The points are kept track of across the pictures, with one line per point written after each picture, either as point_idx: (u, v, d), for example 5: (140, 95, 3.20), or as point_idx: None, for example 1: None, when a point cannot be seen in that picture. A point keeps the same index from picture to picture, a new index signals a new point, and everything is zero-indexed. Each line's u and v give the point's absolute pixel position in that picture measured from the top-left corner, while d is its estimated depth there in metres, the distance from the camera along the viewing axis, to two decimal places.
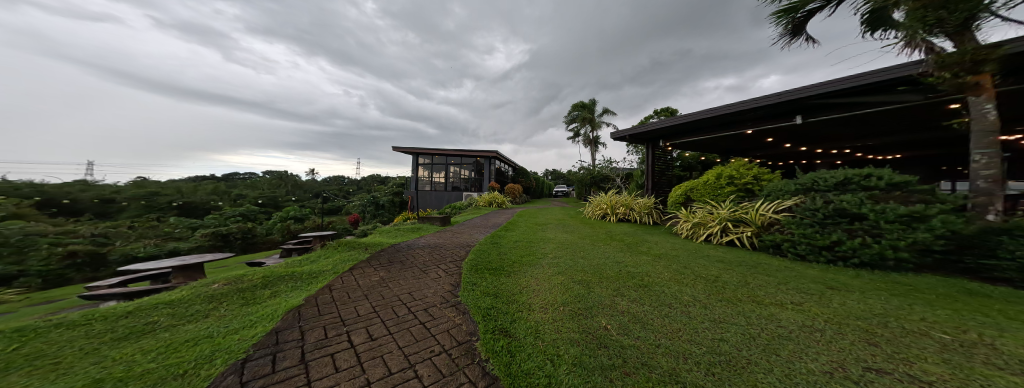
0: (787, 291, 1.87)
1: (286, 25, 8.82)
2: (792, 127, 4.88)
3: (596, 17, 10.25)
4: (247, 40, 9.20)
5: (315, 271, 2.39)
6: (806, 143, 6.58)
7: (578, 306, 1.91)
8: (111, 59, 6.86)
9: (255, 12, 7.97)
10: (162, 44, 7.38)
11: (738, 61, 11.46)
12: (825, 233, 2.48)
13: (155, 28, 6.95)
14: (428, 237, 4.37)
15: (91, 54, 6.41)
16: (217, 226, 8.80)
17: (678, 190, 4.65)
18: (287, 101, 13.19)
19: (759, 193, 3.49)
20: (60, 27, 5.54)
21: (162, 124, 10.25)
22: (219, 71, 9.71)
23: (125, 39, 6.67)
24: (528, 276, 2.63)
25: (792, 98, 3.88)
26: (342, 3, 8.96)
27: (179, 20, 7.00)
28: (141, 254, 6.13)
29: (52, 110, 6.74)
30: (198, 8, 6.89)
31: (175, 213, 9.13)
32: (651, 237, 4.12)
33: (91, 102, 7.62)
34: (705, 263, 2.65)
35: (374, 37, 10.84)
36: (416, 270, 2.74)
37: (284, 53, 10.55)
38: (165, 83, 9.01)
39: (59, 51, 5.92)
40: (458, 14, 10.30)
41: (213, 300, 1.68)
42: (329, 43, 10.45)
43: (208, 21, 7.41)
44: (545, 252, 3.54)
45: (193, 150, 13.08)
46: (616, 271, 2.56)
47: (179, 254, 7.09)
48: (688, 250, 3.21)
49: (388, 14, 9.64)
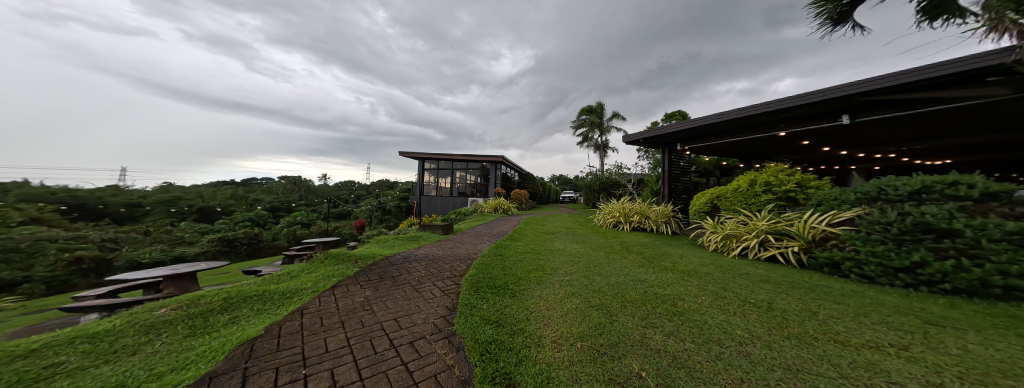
0: (873, 327, 1.44)
1: (303, 36, 9.00)
2: (834, 128, 4.39)
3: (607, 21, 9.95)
4: (267, 50, 9.41)
5: (290, 290, 2.10)
6: (841, 147, 5.99)
7: (600, 342, 1.50)
8: (146, 71, 7.35)
9: (275, 23, 8.22)
10: (193, 56, 7.92)
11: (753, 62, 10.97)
12: (902, 252, 2.04)
13: (185, 41, 7.42)
14: (428, 247, 4.05)
15: (126, 65, 6.94)
16: (224, 231, 8.80)
17: (703, 197, 4.21)
18: (303, 109, 13.44)
19: (805, 201, 3.03)
20: (101, 41, 6.09)
21: (187, 131, 10.75)
22: (244, 82, 10.14)
23: (159, 52, 7.18)
24: (536, 298, 2.25)
25: (839, 94, 3.43)
26: (355, 12, 8.92)
27: (207, 32, 7.50)
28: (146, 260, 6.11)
29: (88, 118, 7.22)
30: (223, 21, 7.35)
31: (193, 217, 9.38)
32: (672, 249, 3.70)
33: (127, 112, 8.17)
34: (744, 283, 2.24)
35: (385, 45, 10.83)
36: (407, 288, 2.41)
37: (302, 62, 10.67)
38: (196, 93, 9.62)
39: (98, 62, 6.44)
40: (466, 22, 10.28)
41: (151, 330, 1.40)
42: (342, 51, 10.49)
43: (232, 33, 7.88)
44: (556, 267, 3.15)
45: (211, 156, 13.51)
46: (641, 292, 2.15)
47: (185, 259, 7.06)
48: (720, 267, 2.78)
49: (398, 22, 9.62)
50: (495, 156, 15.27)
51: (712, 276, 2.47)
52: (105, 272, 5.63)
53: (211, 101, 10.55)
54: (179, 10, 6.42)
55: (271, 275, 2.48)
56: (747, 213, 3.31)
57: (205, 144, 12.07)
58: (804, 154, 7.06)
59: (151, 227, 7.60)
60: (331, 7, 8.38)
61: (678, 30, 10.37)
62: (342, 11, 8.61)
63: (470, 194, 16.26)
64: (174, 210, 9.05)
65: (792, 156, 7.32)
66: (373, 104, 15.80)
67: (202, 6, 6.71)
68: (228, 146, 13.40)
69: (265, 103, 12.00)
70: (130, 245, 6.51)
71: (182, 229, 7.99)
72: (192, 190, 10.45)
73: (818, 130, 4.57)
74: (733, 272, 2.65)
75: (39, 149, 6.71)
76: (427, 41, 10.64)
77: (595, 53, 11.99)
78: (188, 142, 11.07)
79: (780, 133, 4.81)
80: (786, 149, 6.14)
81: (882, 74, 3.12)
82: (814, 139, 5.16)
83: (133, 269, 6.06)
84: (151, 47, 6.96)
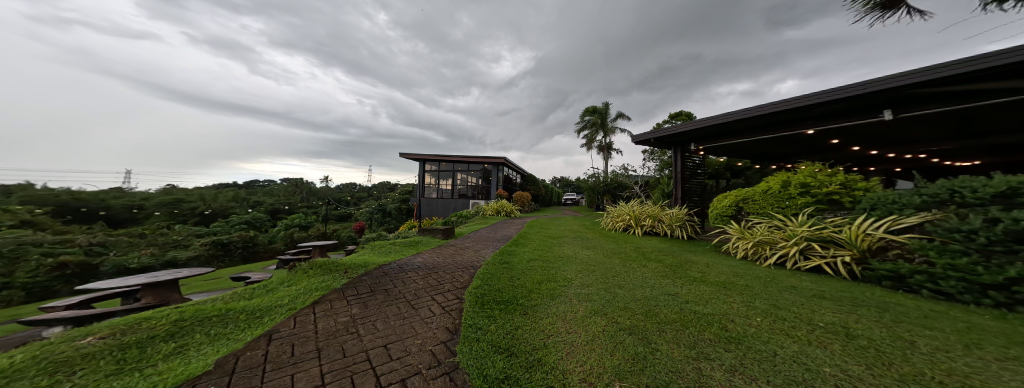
0: (993, 366, 1.08)
1: (305, 38, 8.79)
2: (870, 124, 4.07)
3: (609, 21, 9.65)
4: (269, 53, 9.20)
5: (260, 308, 1.81)
6: (868, 146, 5.60)
7: (643, 381, 1.17)
8: (150, 73, 7.46)
9: (278, 26, 8.00)
10: (197, 59, 7.92)
11: (754, 64, 10.99)
12: (993, 266, 1.66)
13: (189, 44, 7.40)
14: (427, 254, 3.73)
15: (132, 69, 7.09)
16: (219, 234, 8.53)
17: (726, 200, 3.87)
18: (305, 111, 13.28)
19: (853, 205, 2.67)
20: (109, 45, 6.26)
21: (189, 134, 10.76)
22: (247, 84, 9.99)
23: (165, 56, 7.21)
24: (554, 316, 1.93)
25: (884, 87, 3.12)
26: (356, 15, 8.65)
27: (210, 35, 7.37)
28: (135, 265, 5.88)
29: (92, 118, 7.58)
30: (226, 24, 7.15)
31: (196, 220, 9.29)
32: (696, 257, 3.35)
33: (132, 115, 8.40)
34: (795, 299, 1.91)
35: (385, 47, 10.60)
36: (401, 304, 2.11)
37: (304, 65, 10.42)
38: (199, 96, 9.49)
39: (103, 65, 6.64)
40: (466, 24, 10.01)
41: (60, 369, 1.12)
42: (345, 54, 10.28)
43: (236, 36, 7.77)
44: (571, 277, 2.82)
45: (213, 158, 13.50)
46: (676, 311, 1.82)
47: (177, 264, 6.81)
48: (760, 279, 2.43)
49: (399, 25, 9.36)
50: (496, 158, 14.97)
51: (754, 290, 2.14)
52: (90, 278, 5.36)
53: (215, 105, 10.43)
54: (184, 14, 6.31)
55: (242, 289, 2.16)
56: (783, 218, 2.99)
57: (206, 146, 12.07)
58: (823, 155, 6.70)
59: (146, 230, 7.40)
60: (332, 10, 8.07)
61: (682, 32, 10.10)
62: (343, 14, 8.31)
63: (472, 196, 15.98)
64: (175, 212, 8.94)
65: (811, 157, 6.94)
66: (375, 105, 15.53)
67: (205, 9, 6.52)
68: (229, 149, 13.30)
69: (266, 106, 11.83)
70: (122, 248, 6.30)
71: (176, 232, 7.80)
72: (194, 192, 10.34)
73: (851, 126, 4.23)
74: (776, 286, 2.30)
75: (42, 142, 7.07)
76: (427, 43, 10.42)
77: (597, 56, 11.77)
78: (189, 144, 11.09)
79: (809, 131, 4.47)
80: (807, 148, 5.79)
81: (927, 65, 2.86)
82: (844, 137, 4.81)
83: (120, 275, 5.80)
84: (159, 51, 7.04)
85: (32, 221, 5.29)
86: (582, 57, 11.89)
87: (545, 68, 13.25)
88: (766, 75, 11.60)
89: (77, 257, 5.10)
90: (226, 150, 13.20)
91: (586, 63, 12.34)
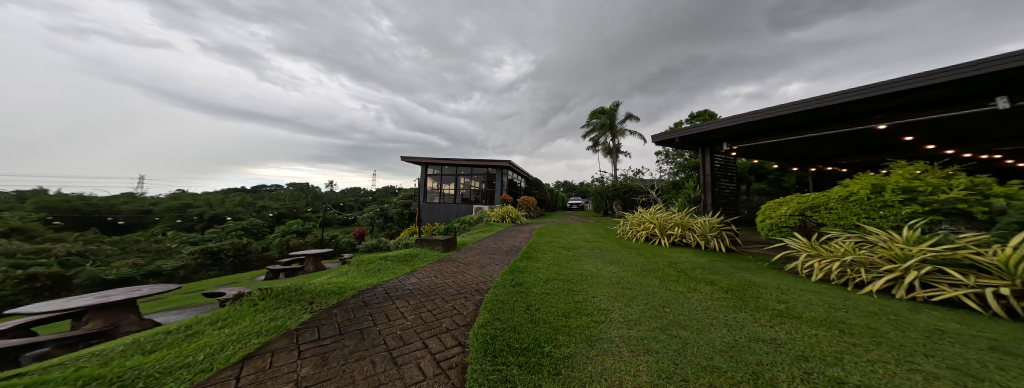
0: None
1: (311, 44, 8.48)
2: (966, 116, 3.40)
3: (612, 24, 9.11)
4: (277, 60, 8.89)
5: (164, 368, 1.20)
6: (939, 144, 4.87)
7: None
8: (164, 80, 7.43)
9: (287, 33, 7.81)
10: (207, 66, 7.84)
11: (760, 67, 10.37)
12: None
13: (201, 51, 7.40)
14: (422, 274, 3.09)
15: (145, 76, 7.09)
16: (214, 241, 7.88)
17: (785, 207, 3.22)
18: (312, 117, 12.94)
19: (997, 220, 2.02)
20: (124, 54, 6.33)
21: (198, 141, 10.55)
22: (255, 91, 9.74)
23: (176, 63, 7.21)
24: (603, 380, 1.30)
25: (1007, 66, 2.51)
26: (360, 21, 8.33)
27: (219, 42, 7.24)
28: (112, 275, 5.24)
29: (104, 126, 7.54)
30: (236, 32, 7.06)
31: (204, 224, 8.92)
32: (760, 279, 2.65)
33: (143, 124, 8.35)
34: (994, 368, 1.24)
35: (390, 53, 10.22)
36: (377, 358, 1.48)
37: (310, 71, 10.08)
38: (209, 101, 9.36)
39: (117, 73, 6.65)
40: (469, 29, 9.67)
41: None
42: (348, 59, 9.91)
43: (245, 43, 7.59)
44: (610, 307, 2.19)
45: (223, 166, 13.42)
46: (806, 379, 1.18)
47: (161, 275, 6.14)
48: (892, 325, 1.73)
49: (403, 30, 9.09)
50: (501, 162, 14.36)
51: (900, 347, 1.47)
52: (60, 293, 4.62)
53: (224, 110, 10.25)
54: (195, 22, 6.26)
55: (147, 336, 1.52)
56: (887, 236, 2.35)
57: (214, 154, 11.91)
58: (870, 155, 5.99)
59: (140, 236, 7.04)
60: (337, 16, 7.84)
61: (682, 34, 9.55)
62: (348, 20, 8.09)
63: (474, 201, 15.35)
64: (182, 219, 8.62)
65: (858, 157, 6.25)
66: (381, 111, 15.02)
67: (215, 18, 6.43)
68: (233, 157, 12.99)
69: (274, 111, 11.56)
70: (107, 255, 5.71)
71: (170, 239, 7.40)
72: (203, 197, 10.20)
73: (940, 118, 3.54)
74: (925, 337, 1.60)
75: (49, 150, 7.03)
76: (430, 48, 10.06)
77: (597, 59, 11.26)
78: (198, 150, 10.93)
79: (882, 126, 3.81)
80: (861, 147, 5.09)
81: None
82: (921, 133, 4.11)
83: (95, 289, 5.07)
84: (169, 58, 7.02)
85: (20, 228, 5.01)
86: (584, 61, 11.40)
87: (546, 73, 12.72)
88: (773, 77, 11.09)
89: (51, 266, 4.70)
90: (235, 156, 13.07)
91: (587, 67, 11.85)
